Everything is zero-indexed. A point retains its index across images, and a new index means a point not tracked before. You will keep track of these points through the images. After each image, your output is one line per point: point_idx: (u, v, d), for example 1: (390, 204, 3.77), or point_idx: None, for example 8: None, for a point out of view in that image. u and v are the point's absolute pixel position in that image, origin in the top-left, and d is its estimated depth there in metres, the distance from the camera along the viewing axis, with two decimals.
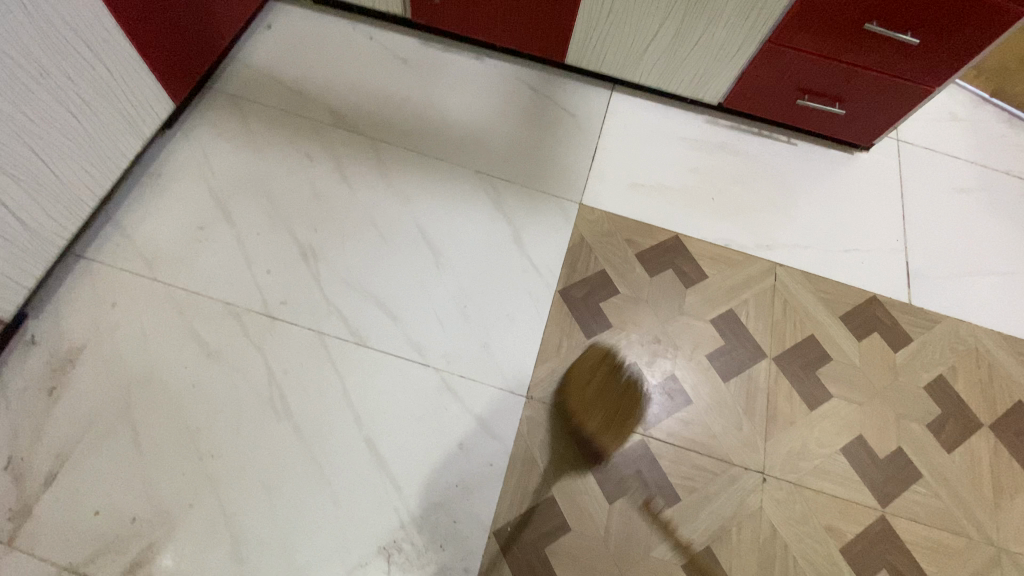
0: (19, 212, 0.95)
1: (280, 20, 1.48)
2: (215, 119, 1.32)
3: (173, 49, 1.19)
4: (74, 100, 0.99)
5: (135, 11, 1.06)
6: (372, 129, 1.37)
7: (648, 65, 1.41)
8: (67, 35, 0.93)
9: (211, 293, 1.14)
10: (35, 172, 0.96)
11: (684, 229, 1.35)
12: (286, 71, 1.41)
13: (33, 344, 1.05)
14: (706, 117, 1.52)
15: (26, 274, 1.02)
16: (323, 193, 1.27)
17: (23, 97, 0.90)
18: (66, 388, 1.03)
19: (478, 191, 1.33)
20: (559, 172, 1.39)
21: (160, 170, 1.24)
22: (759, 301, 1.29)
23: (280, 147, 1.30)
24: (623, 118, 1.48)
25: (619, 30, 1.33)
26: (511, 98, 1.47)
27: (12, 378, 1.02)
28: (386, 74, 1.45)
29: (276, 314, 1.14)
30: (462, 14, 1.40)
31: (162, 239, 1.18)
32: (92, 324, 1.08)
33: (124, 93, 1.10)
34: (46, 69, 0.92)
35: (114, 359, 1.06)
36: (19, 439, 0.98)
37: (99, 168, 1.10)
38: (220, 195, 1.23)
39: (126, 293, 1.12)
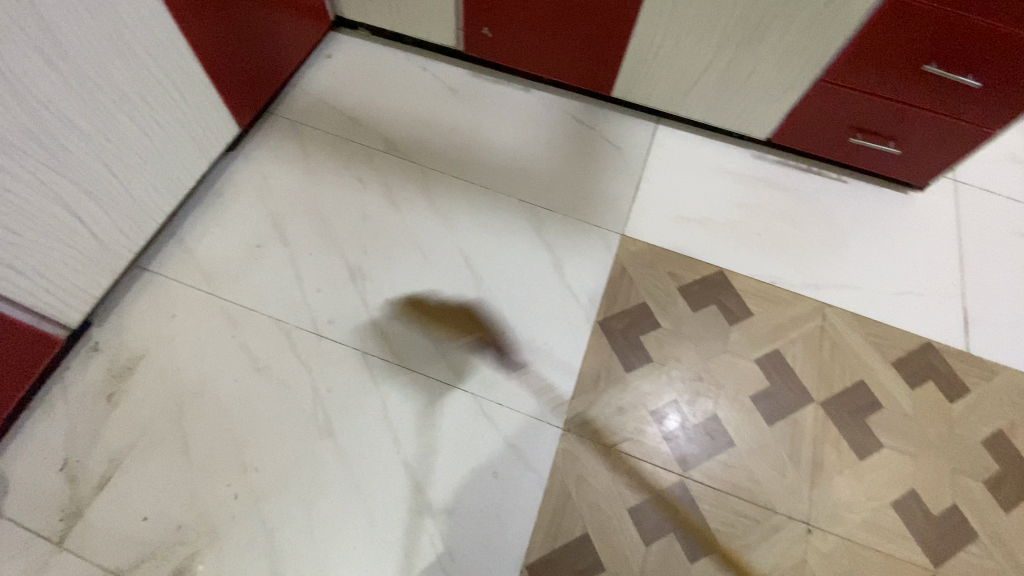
0: (94, 225, 1.02)
1: (340, 50, 1.55)
2: (276, 143, 1.38)
3: (242, 77, 1.27)
4: (150, 123, 1.06)
5: (212, 42, 1.14)
6: (422, 156, 1.41)
7: (696, 100, 1.41)
8: (148, 63, 1.01)
9: (263, 310, 1.18)
10: (110, 190, 1.02)
11: (729, 264, 1.33)
12: (343, 98, 1.47)
13: (95, 350, 1.11)
14: (754, 152, 1.50)
15: (96, 285, 1.07)
16: (372, 217, 1.31)
17: (102, 118, 0.96)
18: (122, 396, 1.07)
19: (522, 219, 1.34)
20: (602, 202, 1.39)
21: (222, 189, 1.31)
22: (807, 342, 1.25)
23: (335, 172, 1.36)
24: (669, 151, 1.48)
25: (668, 66, 1.35)
26: (557, 129, 1.49)
27: (74, 382, 1.07)
28: (437, 103, 1.50)
29: (323, 331, 1.17)
30: (512, 48, 1.45)
31: (221, 255, 1.23)
32: (151, 334, 1.13)
33: (196, 118, 1.17)
34: (126, 95, 0.99)
35: (168, 370, 1.10)
36: (75, 442, 1.03)
37: (168, 187, 1.16)
38: (277, 216, 1.29)
39: (183, 306, 1.17)
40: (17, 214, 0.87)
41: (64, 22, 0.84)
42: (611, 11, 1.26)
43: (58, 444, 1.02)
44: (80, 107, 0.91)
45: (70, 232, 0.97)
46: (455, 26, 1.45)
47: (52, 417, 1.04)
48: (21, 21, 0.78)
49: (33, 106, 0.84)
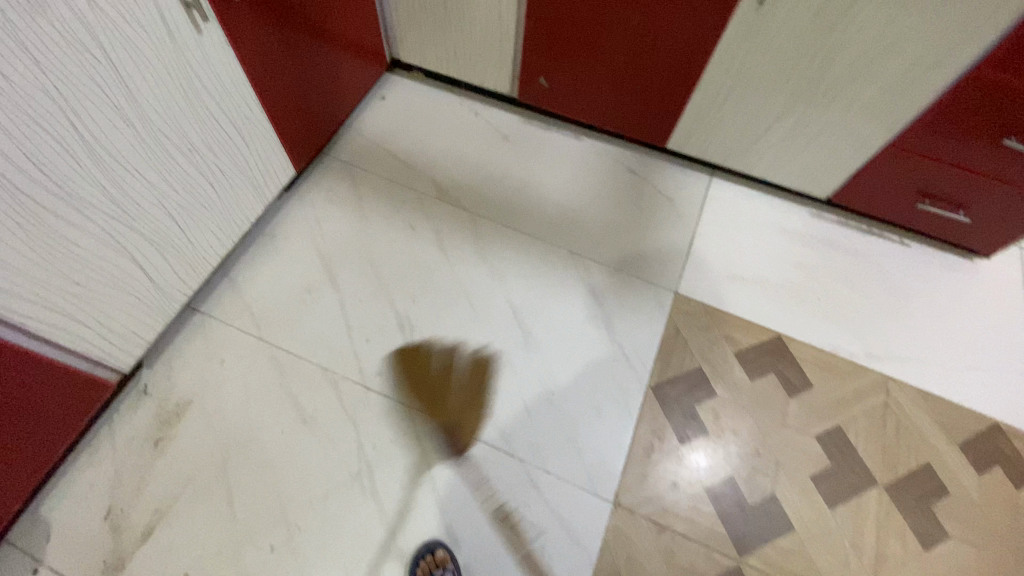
0: (152, 271, 1.01)
1: (394, 91, 1.56)
2: (330, 185, 1.39)
3: (302, 121, 1.27)
4: (213, 171, 1.05)
5: (278, 90, 1.14)
6: (472, 203, 1.40)
7: (756, 156, 1.38)
8: (218, 115, 1.00)
9: (311, 358, 1.17)
10: (169, 236, 1.01)
11: (787, 330, 1.28)
12: (396, 141, 1.48)
13: (145, 393, 1.10)
14: (811, 210, 1.46)
15: (150, 330, 1.07)
16: (422, 265, 1.30)
17: (170, 169, 0.95)
18: (170, 443, 1.06)
19: (574, 272, 1.31)
20: (655, 257, 1.35)
21: (276, 230, 1.31)
22: (869, 418, 1.19)
23: (386, 217, 1.36)
24: (723, 206, 1.44)
25: (730, 122, 1.32)
26: (609, 179, 1.47)
27: (123, 426, 1.07)
28: (488, 149, 1.49)
29: (370, 384, 1.15)
30: (568, 97, 1.44)
31: (272, 299, 1.23)
32: (200, 378, 1.13)
33: (256, 162, 1.16)
34: (194, 145, 0.97)
35: (216, 418, 1.09)
36: (121, 489, 1.02)
37: (225, 231, 1.16)
38: (328, 259, 1.28)
39: (233, 350, 1.16)
40: (82, 265, 0.86)
41: (142, 78, 0.83)
42: (676, 67, 1.23)
43: (104, 490, 1.02)
44: (148, 159, 0.90)
45: (130, 281, 0.97)
46: (512, 73, 1.44)
47: (100, 462, 1.04)
48: (102, 80, 0.77)
49: (105, 160, 0.83)
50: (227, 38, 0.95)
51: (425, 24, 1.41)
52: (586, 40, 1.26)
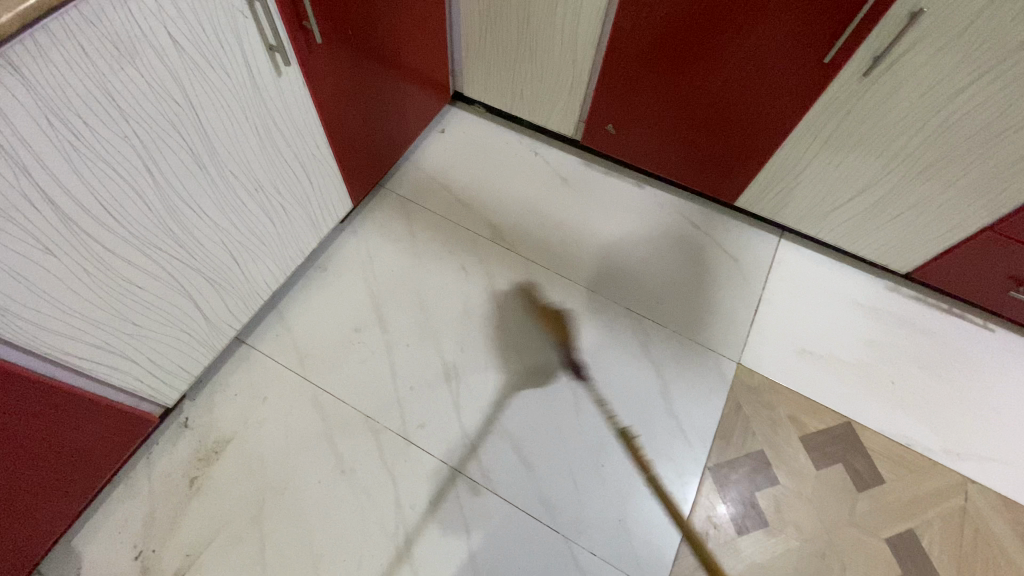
0: (207, 308, 0.99)
1: (454, 125, 1.53)
2: (385, 219, 1.36)
3: (366, 156, 1.25)
4: (275, 208, 1.03)
5: (345, 128, 1.12)
6: (527, 248, 1.35)
7: (832, 224, 1.30)
8: (285, 153, 0.98)
9: (354, 403, 1.13)
10: (227, 273, 0.99)
11: (857, 416, 1.19)
12: (453, 177, 1.44)
13: (185, 427, 1.08)
14: (888, 283, 1.36)
15: (197, 365, 1.04)
16: (472, 311, 1.25)
17: (233, 208, 0.93)
18: (206, 482, 1.04)
19: (629, 333, 1.25)
20: (717, 323, 1.28)
21: (328, 263, 1.28)
22: (945, 525, 1.09)
23: (439, 257, 1.32)
24: (791, 271, 1.36)
25: (808, 188, 1.24)
26: (670, 233, 1.40)
27: (161, 460, 1.05)
28: (546, 192, 1.44)
29: (412, 437, 1.10)
30: (634, 145, 1.39)
31: (319, 336, 1.19)
32: (241, 416, 1.10)
33: (317, 198, 1.14)
34: (260, 183, 0.95)
35: (254, 459, 1.06)
36: (154, 528, 0.99)
37: (280, 266, 1.14)
38: (378, 298, 1.25)
39: (277, 388, 1.13)
40: (139, 305, 0.84)
41: (220, 122, 0.81)
42: (757, 128, 1.17)
43: (136, 528, 0.99)
44: (216, 199, 0.88)
45: (183, 317, 0.94)
46: (578, 117, 1.40)
47: (136, 497, 1.02)
48: (180, 125, 0.75)
49: (173, 202, 0.80)
50: (303, 79, 0.93)
51: (493, 62, 1.37)
52: (662, 92, 1.21)
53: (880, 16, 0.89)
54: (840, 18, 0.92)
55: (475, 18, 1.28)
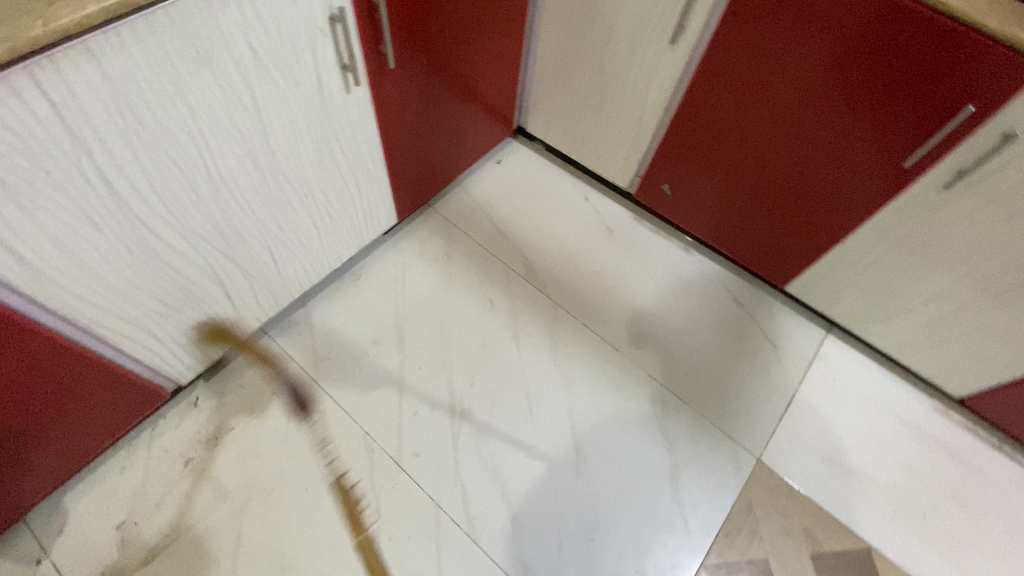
0: (237, 299, 1.01)
1: (511, 158, 1.54)
2: (425, 239, 1.37)
3: (420, 177, 1.27)
4: (321, 214, 1.05)
5: (403, 148, 1.14)
6: (559, 293, 1.33)
7: (887, 330, 1.21)
8: (340, 165, 1.00)
9: (355, 417, 1.12)
10: (262, 269, 1.02)
11: (879, 543, 1.08)
12: (500, 209, 1.45)
13: (193, 407, 1.11)
14: (939, 405, 1.25)
15: (218, 350, 1.07)
16: (491, 347, 1.23)
17: (281, 210, 0.95)
18: (200, 467, 1.06)
19: (647, 402, 1.20)
20: (742, 411, 1.21)
21: (362, 272, 1.30)
22: None
23: (470, 286, 1.31)
24: (833, 370, 1.27)
25: (866, 288, 1.17)
26: (709, 306, 1.34)
27: (165, 435, 1.08)
28: (589, 240, 1.42)
29: (405, 464, 1.08)
30: (688, 210, 1.35)
31: (337, 343, 1.20)
32: (248, 407, 1.12)
33: (364, 210, 1.16)
34: (310, 190, 0.98)
35: (249, 455, 1.07)
36: (142, 501, 1.02)
37: (315, 269, 1.16)
38: (401, 316, 1.25)
39: (286, 387, 1.14)
40: (172, 288, 0.87)
41: (282, 129, 0.84)
42: (820, 218, 1.11)
43: (127, 496, 1.02)
44: (264, 200, 0.91)
45: (212, 304, 0.97)
46: (635, 172, 1.38)
47: (134, 466, 1.05)
48: (243, 127, 0.78)
49: (223, 197, 0.84)
50: (370, 98, 0.96)
51: (562, 104, 1.38)
52: (726, 164, 1.18)
53: (973, 129, 0.83)
54: (926, 125, 0.87)
55: (551, 59, 1.29)
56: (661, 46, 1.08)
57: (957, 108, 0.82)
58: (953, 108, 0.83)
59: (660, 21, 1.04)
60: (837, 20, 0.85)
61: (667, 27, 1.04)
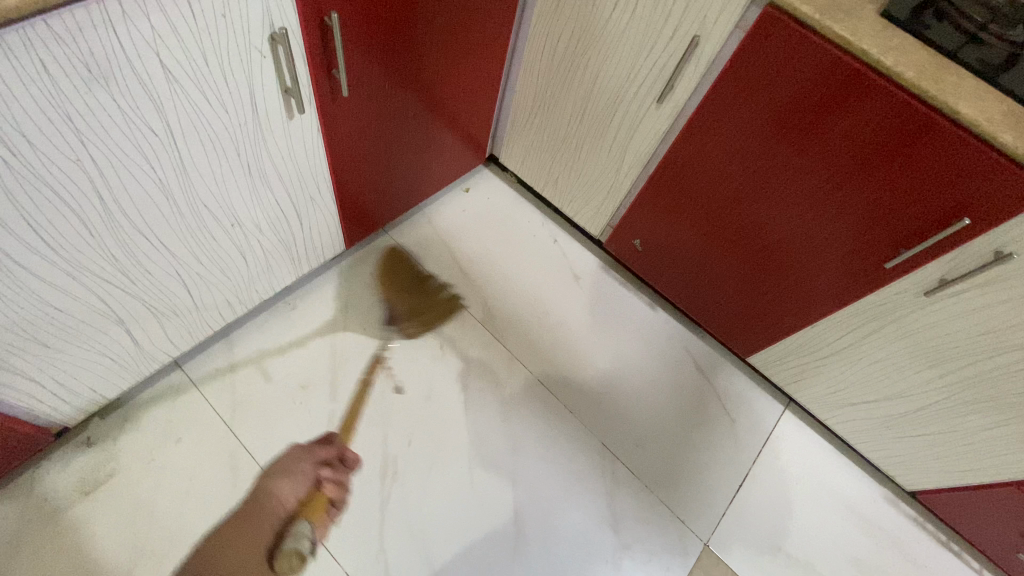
0: (141, 335, 0.88)
1: (478, 187, 1.44)
2: (376, 269, 1.25)
3: (376, 206, 1.15)
4: (252, 245, 0.92)
5: (357, 177, 1.02)
6: (516, 344, 1.24)
7: (846, 416, 1.17)
8: (278, 194, 0.88)
9: (272, 474, 1.00)
10: (175, 304, 0.88)
11: None
12: (462, 245, 1.34)
13: (82, 450, 0.96)
14: (888, 493, 1.22)
15: (115, 388, 0.92)
16: (435, 399, 1.13)
17: (202, 243, 0.83)
18: (80, 524, 0.91)
19: (597, 474, 1.13)
20: (695, 490, 1.15)
21: (300, 302, 1.17)
22: None
23: (419, 328, 1.20)
24: (788, 450, 1.23)
25: (831, 374, 1.13)
26: (671, 371, 1.28)
27: (43, 482, 0.93)
28: (554, 287, 1.33)
29: (324, 533, 0.98)
30: (660, 269, 1.28)
31: (262, 384, 1.07)
32: (148, 454, 0.98)
33: (305, 239, 1.03)
34: (239, 220, 0.85)
35: (143, 512, 0.94)
36: (3, 563, 0.87)
37: (245, 301, 1.02)
38: (339, 358, 1.13)
39: (196, 431, 1.01)
40: (53, 328, 0.74)
41: (203, 157, 0.72)
42: (794, 299, 1.06)
43: None
44: (179, 232, 0.78)
45: (109, 343, 0.84)
46: (608, 222, 1.30)
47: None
48: (152, 154, 0.66)
49: (125, 229, 0.71)
50: (319, 126, 0.84)
51: (538, 141, 1.28)
52: (705, 230, 1.11)
53: (962, 242, 0.79)
54: (916, 229, 0.82)
55: (530, 94, 1.20)
56: (648, 102, 1.00)
57: (949, 218, 0.78)
58: (946, 217, 0.78)
59: (648, 75, 0.96)
60: (840, 104, 0.79)
61: (656, 83, 0.96)
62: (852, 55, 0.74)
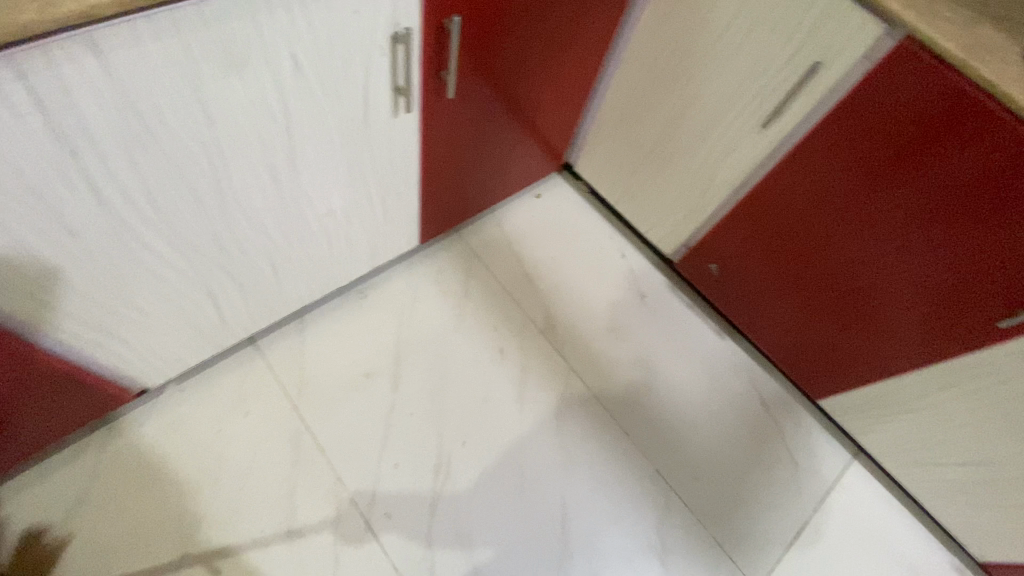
0: (227, 310, 0.91)
1: (551, 194, 1.42)
2: (444, 267, 1.26)
3: (454, 205, 1.15)
4: (338, 234, 0.94)
5: (443, 176, 1.02)
6: (576, 357, 1.22)
7: (922, 476, 1.10)
8: (370, 188, 0.89)
9: (330, 459, 1.02)
10: (261, 283, 0.91)
11: None
12: (530, 250, 1.33)
13: (158, 411, 1.01)
14: (958, 564, 1.13)
15: (196, 357, 0.96)
16: (491, 404, 1.13)
17: (295, 228, 0.85)
18: (151, 482, 0.96)
19: (647, 501, 1.10)
20: (748, 531, 1.11)
21: (370, 291, 1.19)
22: None
23: (481, 330, 1.20)
24: (852, 503, 1.16)
25: (912, 430, 1.05)
26: (733, 404, 1.23)
27: (121, 438, 0.98)
28: (619, 303, 1.31)
29: (373, 523, 0.99)
30: (733, 296, 1.23)
31: (328, 368, 1.09)
32: (217, 423, 1.01)
33: (386, 233, 1.04)
34: (331, 209, 0.87)
35: (208, 478, 0.97)
36: (79, 509, 0.92)
37: (322, 286, 1.04)
38: (401, 351, 1.14)
39: (263, 407, 1.04)
40: (154, 297, 0.77)
41: (311, 147, 0.73)
42: (882, 346, 1.00)
43: (66, 500, 0.92)
44: (277, 216, 0.80)
45: (199, 315, 0.87)
46: (683, 242, 1.26)
47: (81, 466, 0.95)
48: (268, 140, 0.68)
49: (231, 210, 0.73)
50: (419, 125, 0.85)
51: (620, 154, 1.26)
52: (790, 263, 1.06)
53: None
54: None
55: (619, 107, 1.17)
56: (750, 126, 0.96)
57: None
58: None
59: (755, 99, 0.93)
60: (974, 152, 0.73)
61: (763, 108, 0.93)
62: (998, 102, 0.68)
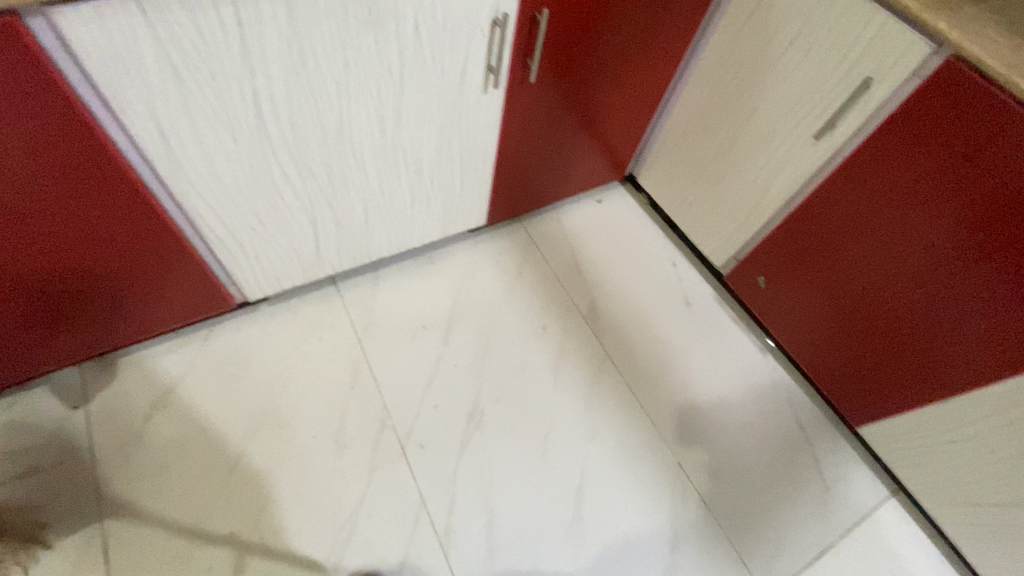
0: (321, 242, 1.08)
1: (613, 201, 1.53)
2: (505, 248, 1.39)
3: (522, 191, 1.29)
4: (421, 193, 1.10)
5: (516, 159, 1.17)
6: (615, 346, 1.29)
7: (960, 517, 1.05)
8: (454, 154, 1.05)
9: (381, 390, 1.15)
10: (352, 224, 1.08)
11: None
12: (586, 246, 1.44)
13: (249, 325, 1.19)
14: None
15: (289, 281, 1.14)
16: (528, 371, 1.22)
17: (389, 177, 1.02)
18: (235, 380, 1.13)
19: (664, 488, 1.13)
20: (764, 539, 1.11)
21: (437, 258, 1.34)
22: None
23: (530, 307, 1.31)
24: (880, 535, 1.13)
25: (951, 464, 1.02)
26: (767, 417, 1.24)
27: (217, 340, 1.16)
28: (664, 305, 1.37)
29: (408, 452, 1.10)
30: (778, 311, 1.26)
31: (391, 315, 1.24)
32: (294, 343, 1.18)
33: (460, 202, 1.19)
34: (419, 167, 1.03)
35: (279, 385, 1.13)
36: (176, 389, 1.10)
37: (398, 241, 1.20)
38: (456, 312, 1.27)
39: (332, 337, 1.20)
40: (272, 213, 0.95)
41: (414, 105, 0.90)
42: (924, 367, 0.99)
43: (168, 381, 1.11)
44: (377, 163, 0.97)
45: (300, 241, 1.05)
46: (733, 254, 1.32)
47: (184, 356, 1.14)
48: (383, 92, 0.85)
49: (345, 149, 0.91)
50: (503, 105, 1.00)
51: (681, 167, 1.35)
52: (835, 277, 1.08)
53: None
54: None
55: (684, 122, 1.28)
56: (804, 138, 1.03)
57: None
58: None
59: (810, 113, 1.00)
60: None
61: (817, 122, 1.00)
62: None
